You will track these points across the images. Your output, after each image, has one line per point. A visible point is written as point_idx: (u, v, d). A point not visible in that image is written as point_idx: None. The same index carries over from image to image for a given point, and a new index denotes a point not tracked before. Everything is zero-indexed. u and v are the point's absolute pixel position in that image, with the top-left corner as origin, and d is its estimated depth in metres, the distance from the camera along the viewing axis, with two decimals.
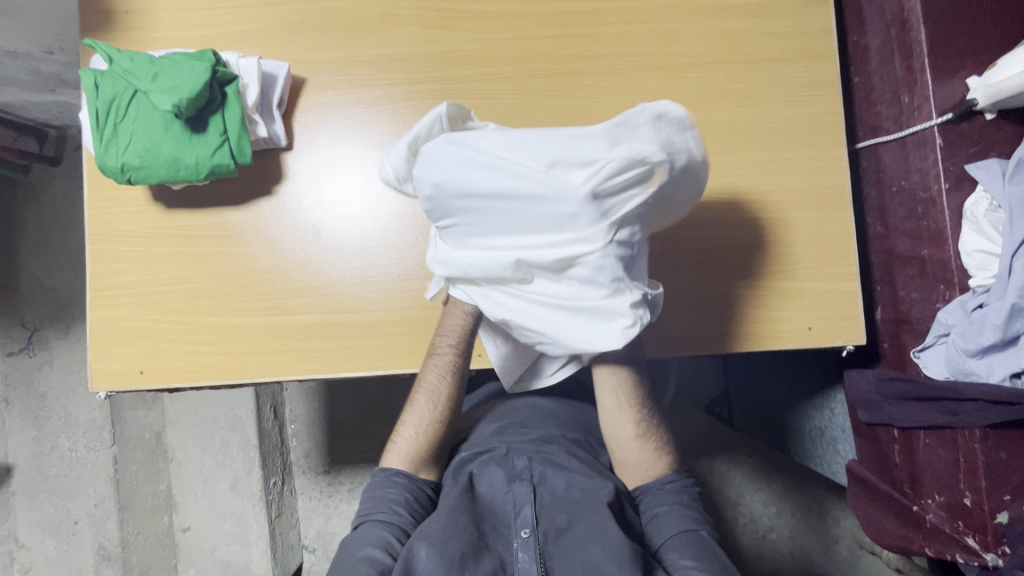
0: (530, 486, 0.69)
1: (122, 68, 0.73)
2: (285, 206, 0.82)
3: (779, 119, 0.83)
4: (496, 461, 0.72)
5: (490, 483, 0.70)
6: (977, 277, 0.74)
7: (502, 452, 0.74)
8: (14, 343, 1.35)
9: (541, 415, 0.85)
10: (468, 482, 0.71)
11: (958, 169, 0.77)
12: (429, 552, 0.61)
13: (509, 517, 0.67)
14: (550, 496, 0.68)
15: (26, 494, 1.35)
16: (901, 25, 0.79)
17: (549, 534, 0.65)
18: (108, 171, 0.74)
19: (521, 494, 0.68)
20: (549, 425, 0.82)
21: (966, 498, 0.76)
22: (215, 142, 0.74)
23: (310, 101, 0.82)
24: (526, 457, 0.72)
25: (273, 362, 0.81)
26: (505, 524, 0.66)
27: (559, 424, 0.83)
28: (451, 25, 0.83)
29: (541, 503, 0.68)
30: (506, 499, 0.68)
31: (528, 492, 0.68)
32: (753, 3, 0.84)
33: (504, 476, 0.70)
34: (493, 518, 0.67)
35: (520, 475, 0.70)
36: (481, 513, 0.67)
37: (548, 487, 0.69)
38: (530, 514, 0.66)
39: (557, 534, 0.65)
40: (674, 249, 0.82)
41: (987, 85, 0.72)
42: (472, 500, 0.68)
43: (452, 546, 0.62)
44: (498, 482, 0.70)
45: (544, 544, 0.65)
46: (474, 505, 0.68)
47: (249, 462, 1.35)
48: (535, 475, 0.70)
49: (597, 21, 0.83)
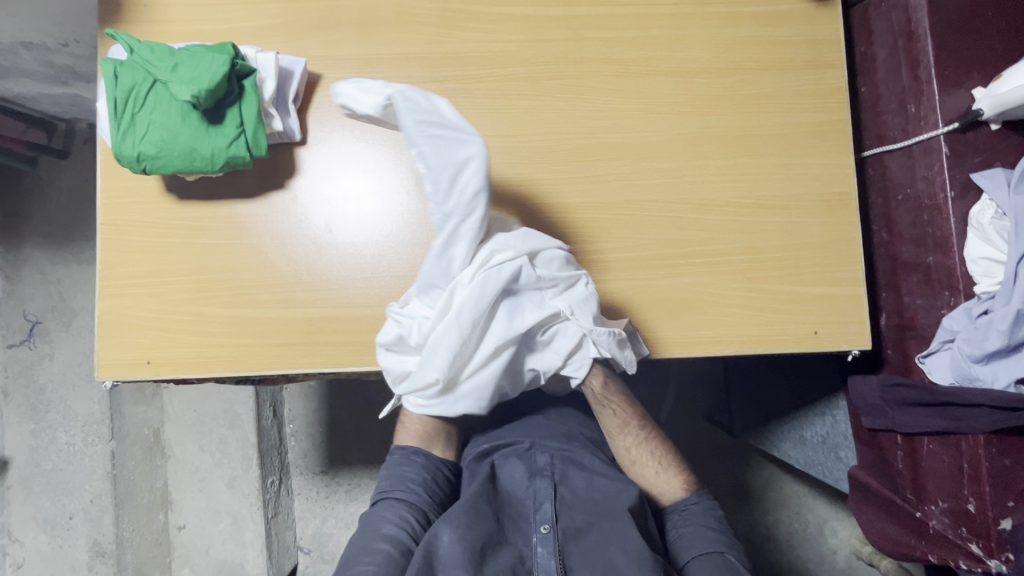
0: (551, 482, 0.70)
1: (143, 59, 0.74)
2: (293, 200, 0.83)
3: (787, 125, 0.85)
4: (518, 456, 0.74)
5: (512, 476, 0.72)
6: (982, 285, 0.75)
7: (524, 447, 0.75)
8: (15, 334, 1.34)
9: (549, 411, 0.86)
10: (491, 474, 0.71)
11: (964, 178, 0.78)
12: (452, 537, 0.61)
13: (529, 511, 0.67)
14: (570, 495, 0.69)
15: (21, 487, 1.33)
16: (908, 37, 0.80)
17: (568, 531, 0.65)
18: (124, 160, 0.74)
19: (541, 490, 0.69)
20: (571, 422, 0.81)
21: (969, 505, 0.76)
22: (232, 133, 0.75)
23: (324, 97, 0.83)
24: (548, 454, 0.73)
25: (281, 355, 0.81)
26: (526, 518, 0.67)
27: (578, 418, 0.82)
28: (464, 26, 0.84)
29: (560, 500, 0.68)
30: (527, 494, 0.69)
31: (548, 488, 0.69)
32: (763, 12, 0.85)
33: (525, 471, 0.71)
34: (513, 511, 0.68)
35: (542, 471, 0.71)
36: (502, 505, 0.68)
37: (568, 485, 0.70)
38: (549, 510, 0.67)
39: (576, 532, 0.65)
40: (682, 250, 0.83)
41: (992, 96, 0.74)
42: (493, 492, 0.69)
43: (475, 532, 0.62)
44: (519, 476, 0.71)
45: (563, 542, 0.64)
46: (496, 497, 0.68)
47: (246, 461, 1.34)
48: (557, 473, 0.71)
49: (609, 26, 0.85)
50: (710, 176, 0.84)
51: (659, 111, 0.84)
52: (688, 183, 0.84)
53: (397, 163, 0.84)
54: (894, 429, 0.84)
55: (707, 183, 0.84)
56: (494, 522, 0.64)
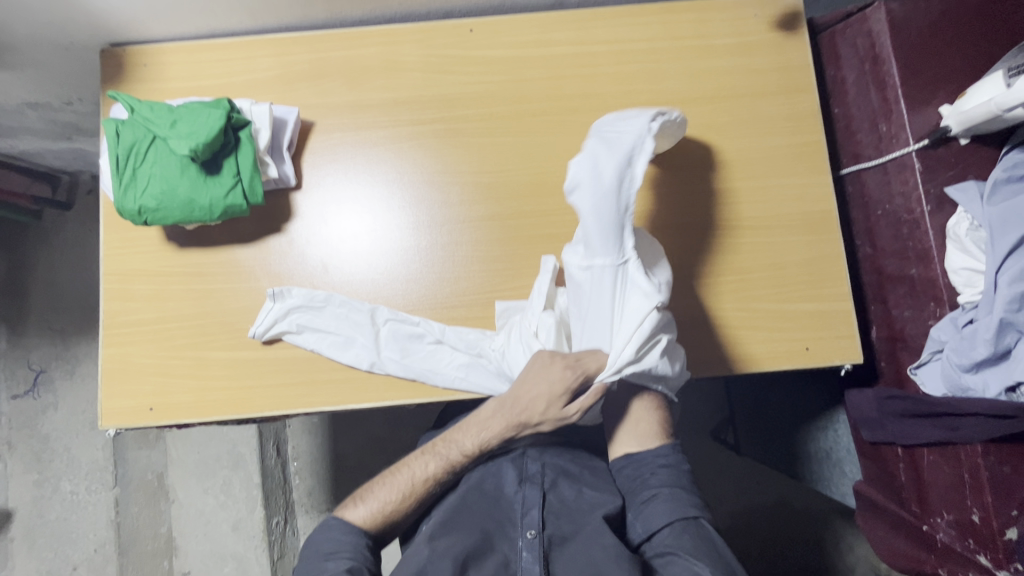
0: (541, 490, 0.69)
1: (143, 117, 0.77)
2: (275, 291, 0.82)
3: (764, 149, 0.88)
4: (509, 462, 0.73)
5: (501, 482, 0.71)
6: (965, 294, 0.77)
7: (517, 453, 0.74)
8: (19, 385, 1.35)
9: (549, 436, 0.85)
10: (477, 484, 0.71)
11: (938, 192, 0.80)
12: (434, 554, 0.61)
13: (517, 517, 0.67)
14: (559, 502, 0.69)
15: (24, 540, 1.32)
16: (874, 60, 0.84)
17: (554, 538, 0.65)
18: (126, 213, 0.77)
19: (531, 496, 0.68)
20: (564, 432, 0.80)
21: (974, 515, 0.76)
22: (229, 183, 0.78)
23: (318, 142, 0.87)
24: (540, 462, 0.72)
25: (282, 396, 0.82)
26: (513, 523, 0.66)
27: (571, 429, 0.81)
28: (450, 70, 0.88)
29: (549, 508, 0.68)
30: (515, 499, 0.69)
31: (538, 495, 0.68)
32: (733, 43, 0.89)
33: (516, 477, 0.71)
34: (501, 516, 0.67)
35: (532, 479, 0.70)
36: (492, 511, 0.67)
37: (557, 494, 0.69)
38: (538, 516, 0.66)
39: (562, 540, 0.65)
40: (671, 273, 0.85)
41: (958, 113, 0.76)
42: (480, 499, 0.69)
43: (457, 544, 0.62)
44: (510, 483, 0.71)
45: (549, 548, 0.64)
46: (483, 505, 0.68)
47: (251, 501, 1.34)
48: (547, 481, 0.70)
49: (588, 63, 0.89)
50: (693, 200, 0.86)
51: None
52: (674, 208, 0.86)
53: (391, 203, 0.87)
54: (889, 439, 0.84)
55: (691, 208, 0.86)
56: (476, 529, 0.65)
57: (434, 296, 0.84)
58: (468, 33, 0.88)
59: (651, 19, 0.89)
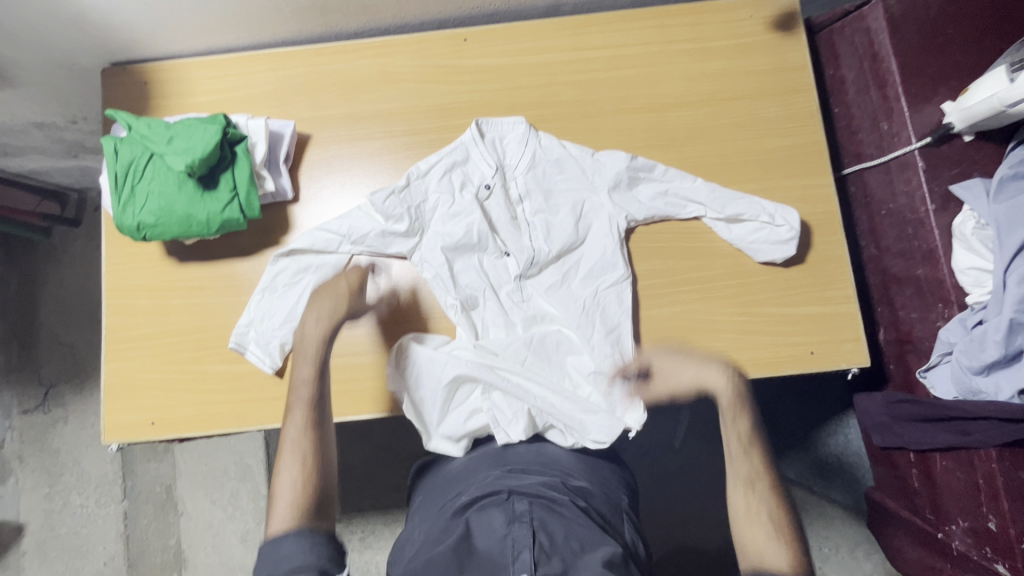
0: (530, 529, 0.63)
1: (140, 134, 0.78)
2: (278, 254, 0.83)
3: (765, 151, 0.86)
4: (496, 504, 0.67)
5: (488, 527, 0.65)
6: (974, 295, 0.74)
7: (503, 495, 0.68)
8: (31, 400, 1.37)
9: (541, 452, 0.77)
10: (463, 530, 0.65)
11: (944, 190, 0.78)
12: None
13: (506, 562, 0.61)
14: (552, 543, 0.63)
15: (36, 553, 1.34)
16: (873, 58, 0.83)
17: None
18: (126, 229, 0.78)
19: (520, 538, 0.62)
20: (550, 471, 0.74)
21: (990, 522, 0.73)
22: (225, 197, 0.78)
23: (314, 155, 0.87)
24: (527, 500, 0.67)
25: (281, 408, 0.82)
26: (503, 570, 0.60)
27: (560, 468, 0.75)
28: (444, 80, 0.88)
29: (540, 550, 0.62)
30: (504, 545, 0.63)
31: (527, 536, 0.63)
32: (729, 44, 0.88)
33: (504, 518, 0.65)
34: (489, 565, 0.61)
35: (521, 517, 0.65)
36: (475, 563, 0.62)
37: (548, 532, 0.64)
38: (528, 558, 0.60)
39: None
40: (671, 279, 0.84)
41: (961, 109, 0.74)
42: (467, 551, 0.63)
43: None
44: (497, 526, 0.65)
45: None
46: (468, 556, 0.63)
47: (258, 514, 1.34)
48: (536, 520, 0.65)
49: (584, 70, 0.88)
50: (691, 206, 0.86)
51: (636, 146, 0.87)
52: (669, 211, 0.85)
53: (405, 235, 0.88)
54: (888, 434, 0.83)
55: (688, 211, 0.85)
56: None
57: (430, 305, 0.84)
58: (462, 42, 0.88)
59: (645, 23, 0.89)
